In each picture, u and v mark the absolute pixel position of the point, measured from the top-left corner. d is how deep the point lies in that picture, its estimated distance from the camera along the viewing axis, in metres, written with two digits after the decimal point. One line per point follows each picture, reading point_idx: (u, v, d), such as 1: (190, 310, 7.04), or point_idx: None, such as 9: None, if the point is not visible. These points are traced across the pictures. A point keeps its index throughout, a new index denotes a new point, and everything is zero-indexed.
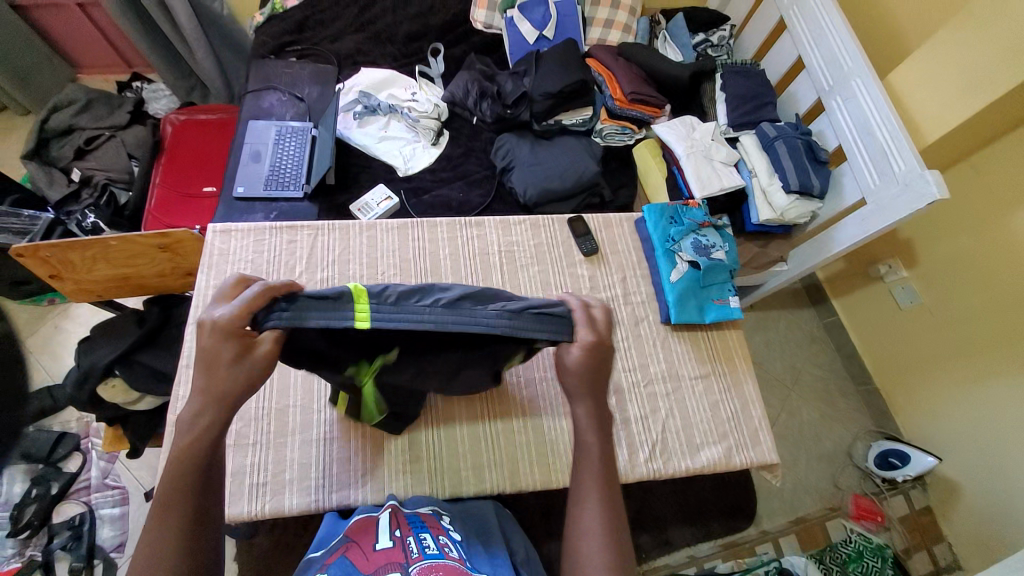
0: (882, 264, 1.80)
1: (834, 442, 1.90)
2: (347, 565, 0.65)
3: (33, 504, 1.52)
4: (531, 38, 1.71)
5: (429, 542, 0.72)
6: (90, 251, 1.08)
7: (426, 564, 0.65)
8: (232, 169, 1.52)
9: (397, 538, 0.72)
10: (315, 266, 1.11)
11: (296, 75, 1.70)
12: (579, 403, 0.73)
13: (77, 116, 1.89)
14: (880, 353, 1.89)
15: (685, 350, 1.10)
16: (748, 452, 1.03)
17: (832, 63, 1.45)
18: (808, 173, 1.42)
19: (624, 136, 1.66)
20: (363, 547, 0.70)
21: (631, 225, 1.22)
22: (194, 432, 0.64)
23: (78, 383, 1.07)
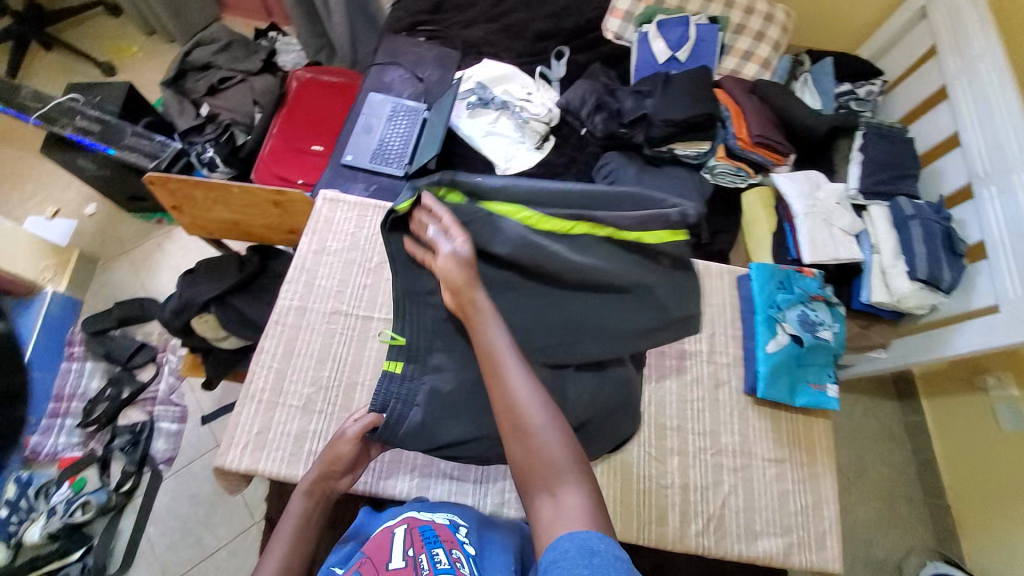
0: (989, 375, 1.60)
1: (884, 550, 1.72)
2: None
3: (105, 404, 1.68)
4: (662, 57, 1.65)
5: (440, 556, 0.69)
6: (213, 193, 1.15)
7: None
8: (345, 136, 1.58)
9: (408, 558, 0.69)
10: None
11: (421, 55, 1.73)
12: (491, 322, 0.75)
13: (216, 55, 2.03)
14: (962, 472, 1.70)
15: (764, 427, 1.01)
16: (808, 555, 0.94)
17: (994, 149, 1.28)
18: (939, 263, 1.28)
19: (737, 178, 1.56)
20: (375, 565, 0.69)
21: (733, 280, 1.13)
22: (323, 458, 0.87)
23: (177, 310, 1.16)
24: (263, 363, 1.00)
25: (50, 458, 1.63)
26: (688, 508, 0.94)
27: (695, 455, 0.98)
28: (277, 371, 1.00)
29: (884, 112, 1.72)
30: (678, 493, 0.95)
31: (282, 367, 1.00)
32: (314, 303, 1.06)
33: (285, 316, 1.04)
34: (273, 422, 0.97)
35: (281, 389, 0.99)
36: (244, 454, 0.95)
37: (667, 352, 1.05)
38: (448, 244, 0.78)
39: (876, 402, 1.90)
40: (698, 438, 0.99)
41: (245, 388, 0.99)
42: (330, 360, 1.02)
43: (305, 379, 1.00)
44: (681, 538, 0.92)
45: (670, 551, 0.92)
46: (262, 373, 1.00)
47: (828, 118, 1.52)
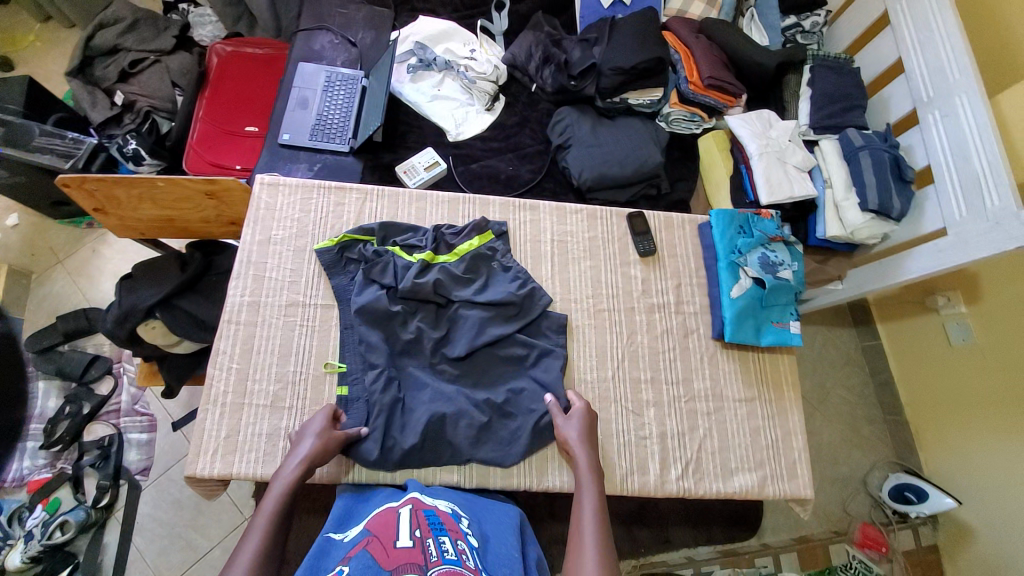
0: (939, 295, 1.69)
1: (850, 467, 1.84)
2: (367, 559, 0.63)
3: (66, 421, 1.60)
4: (606, 1, 1.57)
5: (448, 546, 0.68)
6: (137, 189, 1.05)
7: (445, 569, 0.62)
8: (278, 114, 1.47)
9: (417, 539, 0.68)
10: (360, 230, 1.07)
11: (351, 17, 1.60)
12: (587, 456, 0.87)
13: (122, 36, 1.81)
14: (917, 388, 1.82)
15: (733, 371, 1.04)
16: (782, 484, 0.99)
17: (936, 73, 1.30)
18: (891, 192, 1.30)
19: (692, 124, 1.54)
20: (383, 542, 0.67)
21: (694, 229, 1.13)
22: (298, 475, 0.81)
23: (118, 321, 1.08)
24: (221, 365, 0.95)
25: (17, 483, 1.55)
26: (667, 455, 0.97)
27: (670, 405, 1.00)
28: (238, 372, 0.95)
29: (831, 43, 1.70)
30: (656, 442, 0.97)
31: (243, 367, 0.95)
32: (267, 297, 0.99)
33: (238, 314, 0.98)
34: (241, 425, 0.92)
35: (244, 390, 0.94)
36: (216, 461, 0.91)
37: (636, 307, 1.06)
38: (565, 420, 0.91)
39: (834, 332, 1.99)
40: (672, 388, 1.01)
41: (205, 393, 0.93)
42: (293, 354, 0.97)
43: (269, 377, 0.95)
44: (663, 484, 0.95)
45: (655, 498, 0.95)
46: (222, 376, 0.94)
47: (778, 53, 1.49)
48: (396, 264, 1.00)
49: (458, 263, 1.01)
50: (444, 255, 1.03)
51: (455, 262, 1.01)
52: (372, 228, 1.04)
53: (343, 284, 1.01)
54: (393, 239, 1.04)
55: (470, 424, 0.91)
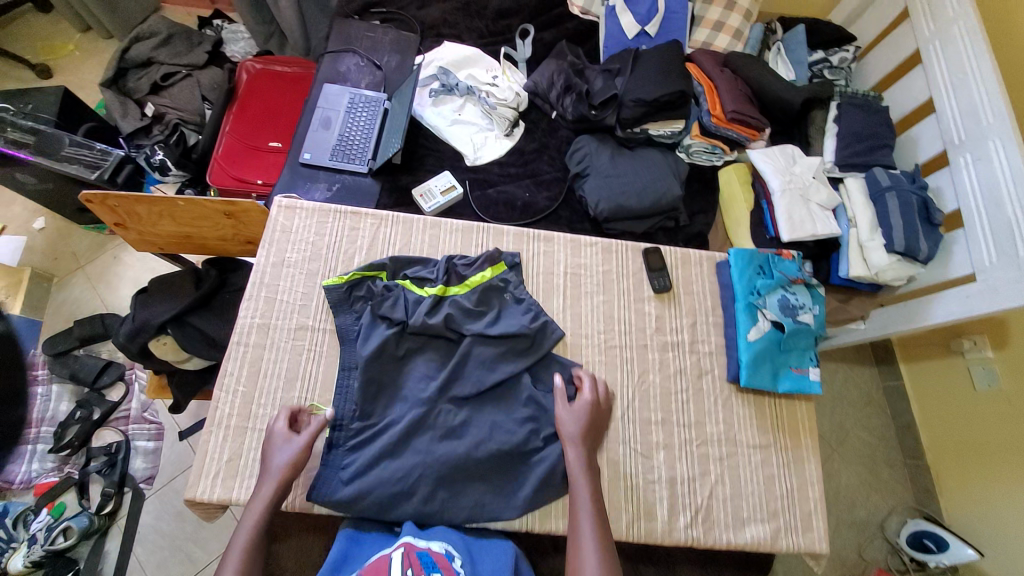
0: (966, 338, 1.62)
1: (867, 511, 1.77)
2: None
3: (76, 425, 1.61)
4: (631, 32, 1.58)
5: None
6: (157, 207, 1.07)
7: None
8: (301, 133, 1.49)
9: None
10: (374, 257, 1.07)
11: (377, 40, 1.63)
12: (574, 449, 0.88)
13: (156, 50, 1.88)
14: (940, 432, 1.74)
15: (748, 415, 1.00)
16: (796, 537, 0.95)
17: (969, 115, 1.26)
18: (916, 234, 1.27)
19: (713, 156, 1.52)
20: None
21: (712, 266, 1.11)
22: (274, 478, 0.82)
23: (131, 335, 1.09)
24: (227, 387, 0.95)
25: (25, 485, 1.57)
26: (676, 501, 0.93)
27: (680, 448, 0.97)
28: (244, 395, 0.95)
29: (859, 79, 1.68)
30: (665, 488, 0.94)
31: (248, 390, 0.95)
32: (277, 320, 1.00)
33: (246, 336, 0.98)
34: (243, 449, 0.92)
35: (248, 413, 0.94)
36: (216, 484, 0.90)
37: (650, 345, 1.04)
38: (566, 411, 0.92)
39: (855, 370, 1.92)
40: (683, 431, 0.98)
41: (210, 415, 0.94)
42: (299, 379, 0.97)
43: (274, 401, 0.95)
44: (670, 532, 0.91)
45: (661, 547, 0.92)
46: (228, 398, 0.95)
47: (804, 89, 1.48)
48: (406, 298, 1.00)
49: (470, 296, 1.00)
50: (455, 287, 1.02)
51: (467, 295, 1.00)
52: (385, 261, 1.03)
53: (350, 313, 0.99)
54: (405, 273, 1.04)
55: (478, 458, 0.90)
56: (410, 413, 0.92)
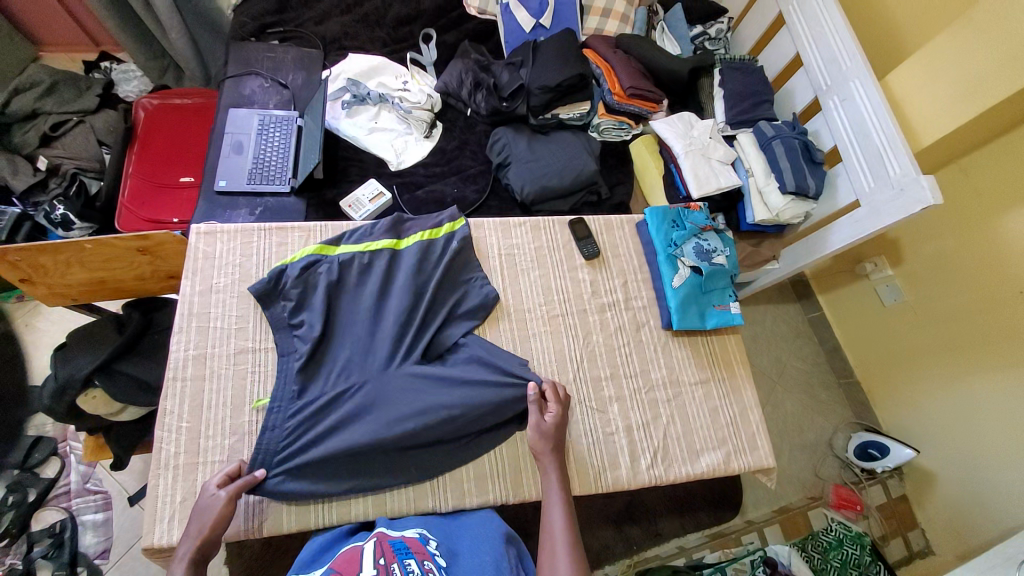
0: (868, 262, 1.81)
1: (815, 433, 1.92)
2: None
3: (10, 512, 1.40)
4: (527, 26, 1.66)
5: (413, 568, 0.71)
6: (64, 255, 1.02)
7: None
8: (213, 160, 1.45)
9: (380, 568, 0.71)
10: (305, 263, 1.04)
11: (279, 59, 1.61)
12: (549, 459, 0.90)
13: (41, 100, 1.75)
14: (862, 351, 1.92)
15: (685, 356, 1.10)
16: (746, 457, 1.04)
17: (830, 63, 1.43)
18: (804, 174, 1.41)
19: (621, 131, 1.63)
20: None
21: (632, 228, 1.21)
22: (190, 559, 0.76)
23: (56, 394, 1.03)
24: (169, 426, 0.92)
25: None
26: (635, 446, 1.00)
27: (631, 397, 1.04)
28: (189, 431, 0.93)
29: (735, 46, 1.86)
30: (623, 436, 1.01)
31: (193, 425, 0.93)
32: (214, 348, 0.99)
33: (181, 369, 0.96)
34: (197, 485, 0.90)
35: (197, 448, 0.92)
36: (173, 527, 0.87)
37: (589, 308, 1.11)
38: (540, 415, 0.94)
39: (782, 308, 2.09)
40: (631, 381, 1.06)
41: (155, 458, 0.90)
42: (248, 403, 0.96)
43: (223, 431, 0.93)
44: (635, 475, 0.98)
45: (630, 490, 0.98)
46: (172, 438, 0.92)
47: (690, 60, 1.61)
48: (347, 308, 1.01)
49: (415, 246, 1.08)
50: (408, 238, 1.10)
51: (414, 244, 1.08)
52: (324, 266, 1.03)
53: (277, 321, 1.00)
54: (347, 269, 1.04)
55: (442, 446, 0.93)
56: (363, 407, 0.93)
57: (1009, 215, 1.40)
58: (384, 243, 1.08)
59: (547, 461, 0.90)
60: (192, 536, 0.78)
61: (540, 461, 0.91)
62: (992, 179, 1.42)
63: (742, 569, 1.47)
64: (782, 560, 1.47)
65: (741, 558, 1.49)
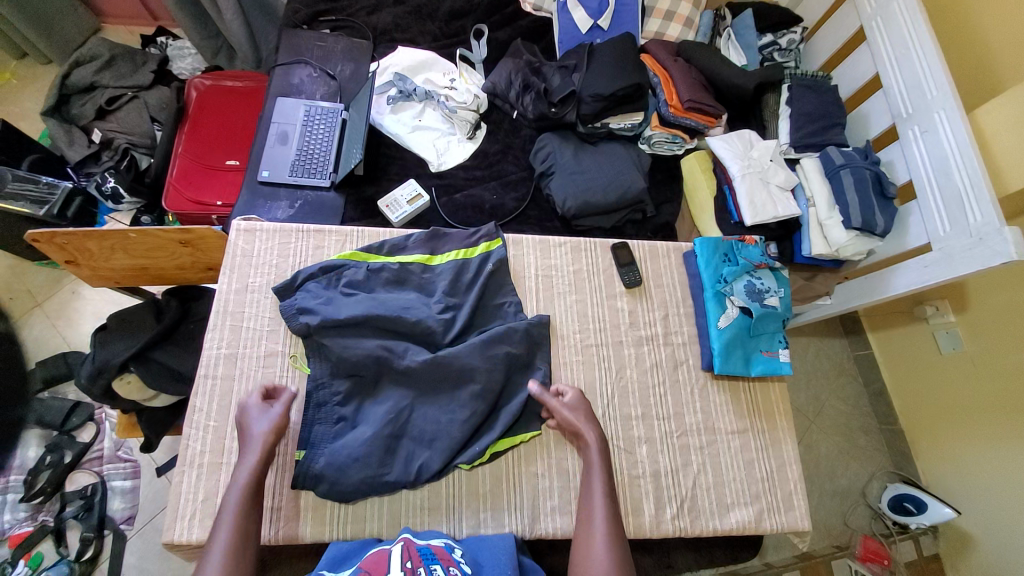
0: (928, 305, 1.67)
1: (848, 479, 1.81)
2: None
3: (47, 471, 1.46)
4: (584, 27, 1.58)
5: None
6: (108, 241, 1.04)
7: None
8: (258, 150, 1.45)
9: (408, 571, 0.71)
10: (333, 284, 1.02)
11: (329, 49, 1.59)
12: (590, 427, 0.90)
13: (99, 73, 1.80)
14: (909, 397, 1.78)
15: (724, 402, 1.04)
16: (779, 517, 0.97)
17: (915, 89, 1.30)
18: (873, 210, 1.30)
19: (674, 145, 1.54)
20: None
21: (680, 257, 1.14)
22: (250, 471, 0.81)
23: (93, 377, 1.05)
24: (197, 424, 0.93)
25: None
26: (661, 494, 0.95)
27: (663, 441, 0.99)
28: (215, 430, 0.93)
29: (806, 59, 1.73)
30: (650, 481, 0.96)
31: (220, 425, 0.94)
32: (245, 349, 0.99)
33: (214, 367, 0.97)
34: (219, 485, 0.90)
35: (222, 448, 0.92)
36: (194, 525, 0.88)
37: (624, 340, 1.06)
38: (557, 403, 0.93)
39: (826, 341, 1.97)
40: (663, 424, 1.00)
41: (182, 454, 0.91)
42: None
43: None
44: (658, 525, 0.93)
45: (650, 539, 0.93)
46: (199, 435, 0.93)
47: (756, 74, 1.50)
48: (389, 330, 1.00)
49: (449, 266, 1.06)
50: (442, 255, 1.08)
51: (449, 263, 1.06)
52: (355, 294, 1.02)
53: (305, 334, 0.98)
54: (382, 273, 1.04)
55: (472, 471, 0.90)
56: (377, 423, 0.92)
57: None
58: (417, 257, 1.07)
59: (589, 436, 0.88)
60: (251, 446, 0.84)
61: (581, 433, 0.89)
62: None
63: None
64: None
65: None
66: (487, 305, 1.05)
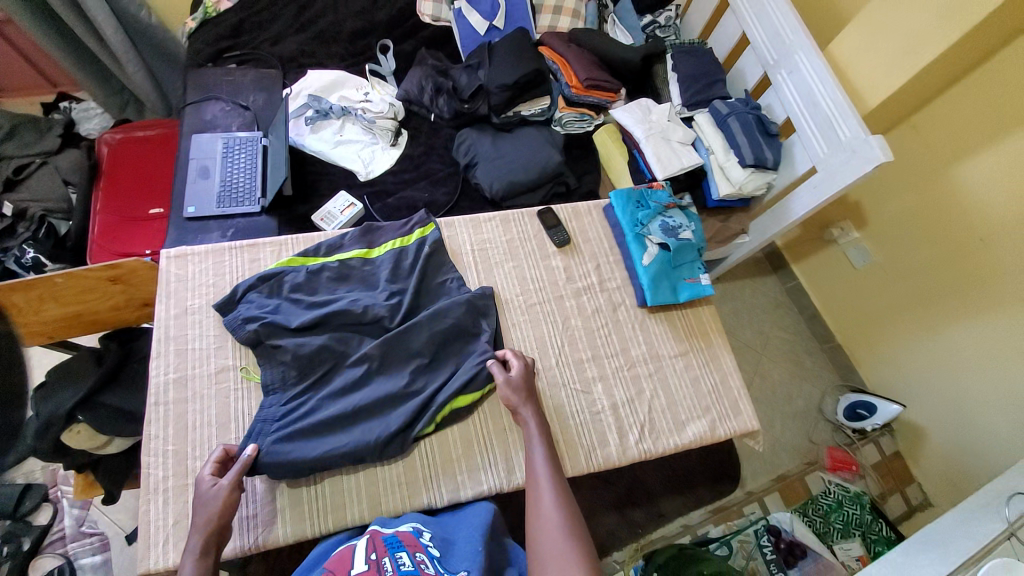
0: (835, 227, 1.87)
1: (804, 399, 1.95)
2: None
3: (6, 563, 1.34)
4: (481, 28, 1.69)
5: (405, 559, 0.73)
6: (36, 291, 1.02)
7: None
8: (180, 187, 1.44)
9: (372, 561, 0.73)
10: (275, 291, 1.04)
11: (238, 82, 1.62)
12: (527, 407, 0.94)
13: (3, 144, 1.75)
14: (840, 314, 1.96)
15: (663, 331, 1.13)
16: (730, 422, 1.07)
17: (775, 38, 1.48)
18: (761, 147, 1.46)
19: (583, 123, 1.67)
20: (339, 574, 0.71)
21: (600, 213, 1.24)
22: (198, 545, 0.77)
23: (37, 433, 1.00)
24: (155, 451, 0.92)
25: None
26: (623, 423, 1.02)
27: (614, 375, 1.07)
28: (176, 453, 0.92)
29: (685, 32, 1.92)
30: (610, 414, 1.03)
31: (179, 447, 0.92)
32: (194, 369, 0.98)
33: (164, 393, 0.96)
34: (188, 506, 0.89)
35: (186, 469, 0.91)
36: (169, 550, 0.86)
37: (565, 294, 1.14)
38: (506, 375, 0.97)
39: (759, 282, 2.13)
40: (612, 360, 1.08)
41: (144, 484, 0.90)
42: (233, 420, 0.96)
43: (210, 450, 0.93)
44: (625, 451, 1.00)
45: (621, 467, 1.00)
46: (158, 462, 0.91)
47: (641, 48, 1.66)
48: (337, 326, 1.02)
49: (387, 255, 1.11)
50: (379, 247, 1.13)
51: (387, 253, 1.11)
52: (299, 296, 1.04)
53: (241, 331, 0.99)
54: (321, 272, 1.07)
55: None
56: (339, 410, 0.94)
57: (960, 166, 1.47)
58: (355, 253, 1.11)
59: (525, 413, 0.94)
60: (200, 515, 0.79)
61: (520, 416, 0.94)
62: (941, 134, 1.49)
63: (747, 539, 1.52)
64: (785, 529, 1.52)
65: (745, 529, 1.55)
66: (430, 286, 1.09)
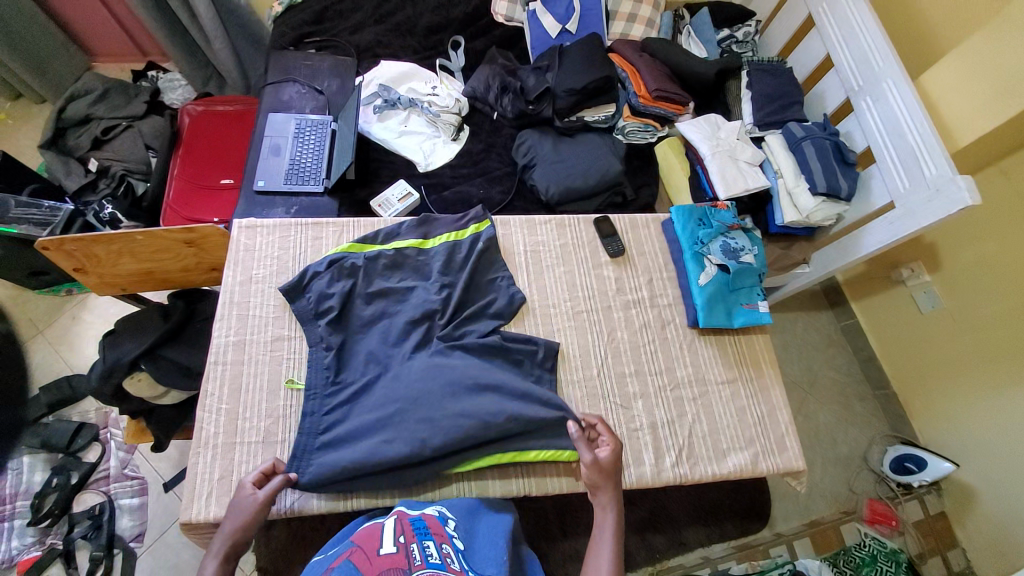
0: (904, 268, 1.74)
1: (849, 445, 1.84)
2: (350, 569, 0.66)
3: (54, 494, 1.46)
4: (553, 31, 1.69)
5: (432, 550, 0.72)
6: (115, 245, 1.09)
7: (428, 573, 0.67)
8: (252, 161, 1.51)
9: (401, 545, 0.72)
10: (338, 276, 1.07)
11: (316, 67, 1.69)
12: (605, 490, 0.89)
13: (94, 106, 1.88)
14: (898, 361, 1.83)
15: (711, 354, 1.09)
16: (775, 458, 1.02)
17: (863, 63, 1.40)
18: (836, 175, 1.38)
19: (646, 134, 1.63)
20: (367, 552, 0.70)
21: (659, 226, 1.21)
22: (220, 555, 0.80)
23: (103, 377, 1.08)
24: (210, 407, 0.96)
25: (6, 564, 1.39)
26: (660, 443, 0.99)
27: (656, 394, 1.04)
28: (228, 412, 0.96)
29: (763, 49, 1.84)
30: (648, 433, 1.00)
31: (231, 407, 0.97)
32: (253, 335, 1.03)
33: (224, 355, 1.00)
34: (234, 464, 0.93)
35: (235, 428, 0.95)
36: (211, 504, 0.90)
37: (613, 304, 1.12)
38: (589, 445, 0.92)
39: (813, 316, 2.03)
40: (656, 378, 1.05)
41: (196, 437, 0.94)
42: (281, 389, 0.99)
43: (258, 415, 0.97)
44: (660, 473, 0.97)
45: (654, 489, 0.97)
46: (212, 418, 0.96)
47: (716, 62, 1.61)
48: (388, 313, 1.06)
49: (442, 247, 1.12)
50: (434, 238, 1.15)
51: (441, 244, 1.13)
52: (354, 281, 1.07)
53: (303, 309, 1.04)
54: (378, 258, 1.10)
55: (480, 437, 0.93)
56: (379, 395, 0.96)
57: None
58: (410, 242, 1.13)
59: (603, 496, 0.89)
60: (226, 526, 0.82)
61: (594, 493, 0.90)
62: None
63: None
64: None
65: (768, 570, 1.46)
66: (478, 282, 1.10)
